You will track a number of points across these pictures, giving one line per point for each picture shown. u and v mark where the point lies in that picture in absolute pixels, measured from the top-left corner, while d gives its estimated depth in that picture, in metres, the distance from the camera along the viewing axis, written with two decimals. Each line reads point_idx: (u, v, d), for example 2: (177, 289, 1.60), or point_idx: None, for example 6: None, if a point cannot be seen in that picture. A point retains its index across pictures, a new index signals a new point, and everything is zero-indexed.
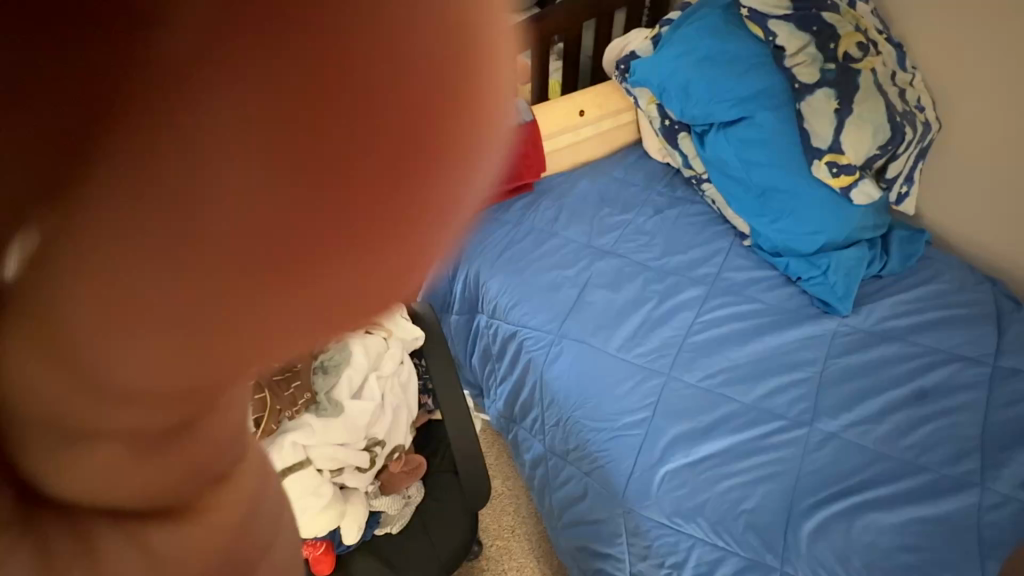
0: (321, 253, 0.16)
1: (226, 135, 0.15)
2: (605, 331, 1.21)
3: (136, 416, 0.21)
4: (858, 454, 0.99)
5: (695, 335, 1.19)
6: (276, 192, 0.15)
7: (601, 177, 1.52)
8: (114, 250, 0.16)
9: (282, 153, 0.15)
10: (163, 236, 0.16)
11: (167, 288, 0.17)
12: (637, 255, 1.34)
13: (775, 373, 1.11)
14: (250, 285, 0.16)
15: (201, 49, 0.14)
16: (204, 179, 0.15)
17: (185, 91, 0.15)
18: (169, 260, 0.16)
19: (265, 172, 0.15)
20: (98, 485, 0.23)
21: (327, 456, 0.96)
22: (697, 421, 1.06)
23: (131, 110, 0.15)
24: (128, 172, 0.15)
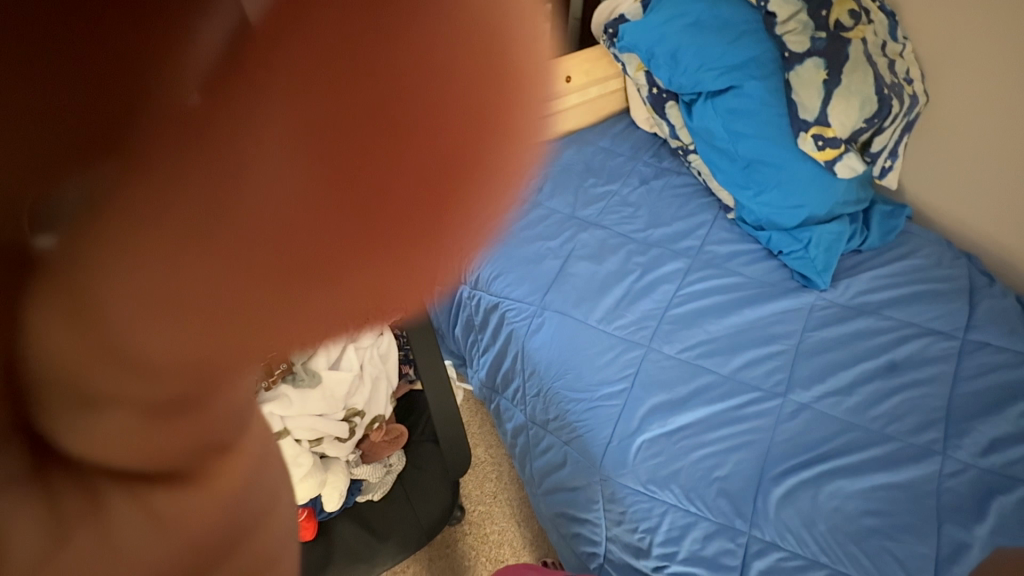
0: (354, 250, 0.19)
1: (284, 139, 0.17)
2: (587, 303, 1.21)
3: (144, 386, 0.22)
4: (828, 425, 1.02)
5: (675, 307, 1.20)
6: (324, 195, 0.18)
7: (586, 146, 1.51)
8: (155, 230, 0.18)
9: (331, 161, 0.18)
10: (213, 221, 0.18)
11: (210, 268, 0.19)
12: (620, 227, 1.34)
13: (753, 345, 1.13)
14: (290, 273, 0.19)
15: (264, 56, 0.16)
16: (256, 178, 0.17)
17: (245, 93, 0.16)
18: (214, 242, 0.18)
19: (314, 177, 0.18)
20: (106, 449, 0.23)
21: (305, 428, 0.95)
22: (675, 391, 1.08)
23: (189, 103, 0.16)
24: (174, 160, 0.17)
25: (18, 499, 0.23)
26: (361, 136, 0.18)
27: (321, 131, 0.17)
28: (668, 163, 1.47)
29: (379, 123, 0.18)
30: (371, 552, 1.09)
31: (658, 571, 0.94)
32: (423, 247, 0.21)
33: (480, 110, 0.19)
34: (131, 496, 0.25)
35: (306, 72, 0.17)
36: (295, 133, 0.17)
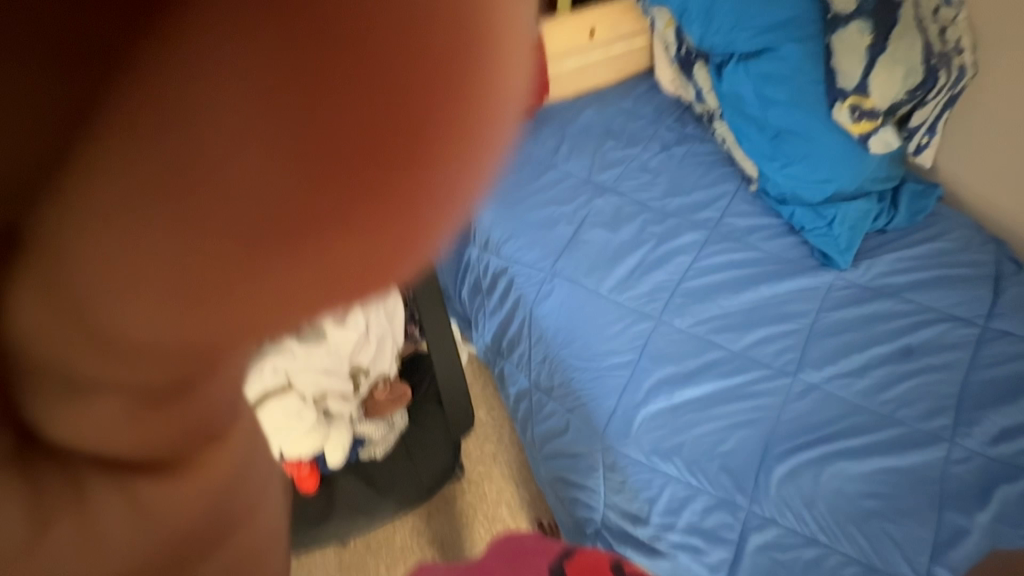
0: (326, 286, 0.15)
1: (239, 146, 0.13)
2: (599, 272, 1.18)
3: (135, 452, 0.20)
4: (837, 406, 1.01)
5: (689, 280, 1.17)
6: (283, 211, 0.14)
7: (608, 107, 1.45)
8: (113, 269, 0.15)
9: (290, 168, 0.13)
10: (168, 252, 0.14)
11: (158, 299, 0.16)
12: (637, 194, 1.30)
13: (766, 323, 1.11)
14: (264, 308, 0.15)
15: (210, 21, 0.12)
16: (200, 196, 0.14)
17: (191, 80, 0.13)
18: (169, 281, 0.15)
19: (272, 184, 0.13)
20: (120, 539, 0.21)
21: (310, 383, 0.95)
22: (684, 365, 1.06)
23: (117, 99, 0.13)
24: (126, 181, 0.14)
25: None
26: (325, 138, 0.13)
27: (286, 138, 0.13)
28: (691, 129, 1.41)
29: (365, 122, 0.13)
30: (374, 503, 1.13)
31: (653, 540, 0.95)
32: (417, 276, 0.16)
33: (478, 94, 0.14)
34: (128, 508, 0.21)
35: (251, 50, 0.12)
36: (249, 138, 0.13)
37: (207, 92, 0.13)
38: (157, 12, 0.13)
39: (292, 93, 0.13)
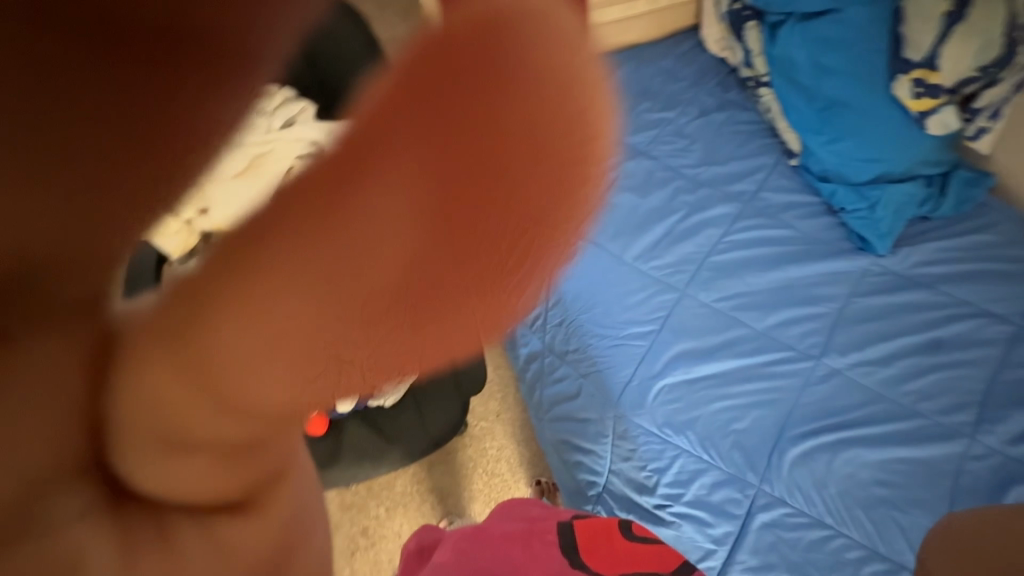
0: (445, 294, 0.26)
1: (395, 218, 0.24)
2: (625, 238, 1.14)
3: (229, 428, 0.27)
4: (857, 393, 0.99)
5: (717, 254, 1.13)
6: (426, 250, 0.25)
7: (646, 65, 1.36)
8: (280, 291, 0.24)
9: (437, 234, 0.25)
10: (344, 287, 0.24)
11: (331, 310, 0.25)
12: (671, 160, 1.24)
13: (793, 304, 1.07)
14: (391, 315, 0.26)
15: (380, 151, 0.23)
16: (376, 248, 0.24)
17: (366, 179, 0.23)
18: (333, 297, 0.25)
19: (415, 237, 0.25)
20: (174, 485, 0.28)
21: None
22: (705, 340, 1.04)
23: (318, 195, 0.23)
24: (310, 248, 0.23)
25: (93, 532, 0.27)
26: (454, 208, 0.24)
27: (420, 211, 0.24)
28: (733, 95, 1.33)
29: (477, 190, 0.24)
30: (380, 451, 1.15)
31: (659, 509, 0.94)
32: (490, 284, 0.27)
33: (551, 182, 0.25)
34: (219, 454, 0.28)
35: (415, 163, 0.23)
36: (404, 212, 0.24)
37: (381, 190, 0.23)
38: (356, 151, 0.23)
39: (443, 190, 0.24)
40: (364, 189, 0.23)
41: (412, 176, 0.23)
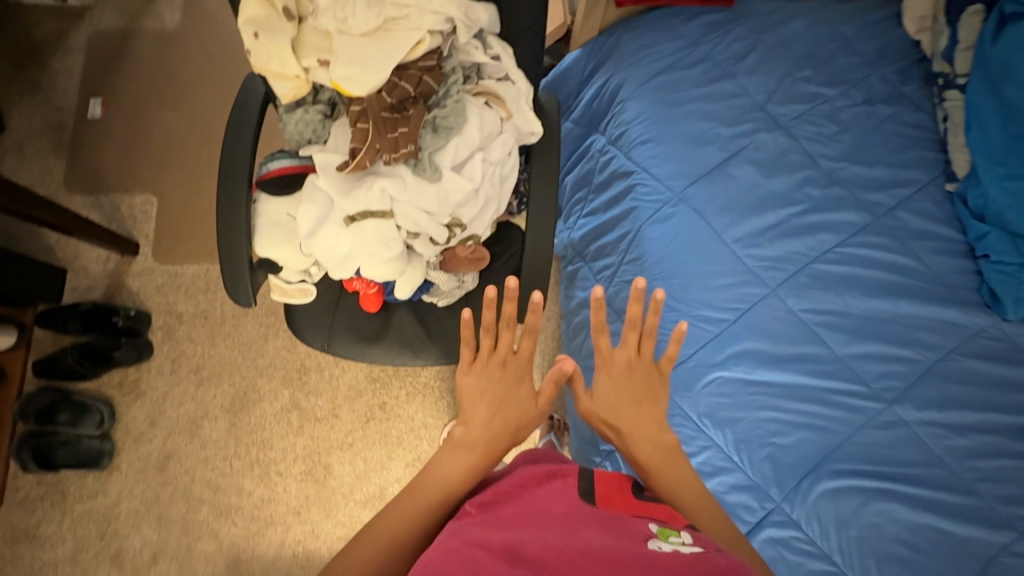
0: (521, 392, 0.70)
1: (516, 373, 0.70)
2: (730, 216, 1.06)
3: (457, 460, 0.64)
4: (918, 451, 0.93)
5: (822, 262, 1.03)
6: (523, 380, 0.70)
7: (823, 26, 1.20)
8: (482, 394, 0.69)
9: (521, 377, 0.70)
10: (500, 385, 0.69)
11: (488, 394, 0.68)
12: (811, 144, 1.11)
13: (884, 341, 0.99)
14: (506, 397, 0.69)
15: (512, 351, 0.71)
16: (510, 377, 0.70)
17: (510, 362, 0.71)
18: (496, 394, 0.68)
19: (518, 378, 0.70)
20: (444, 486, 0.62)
21: (408, 219, 0.89)
22: (779, 348, 0.98)
23: (495, 363, 0.70)
24: (490, 378, 0.69)
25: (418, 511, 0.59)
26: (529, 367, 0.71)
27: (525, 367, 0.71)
28: (911, 90, 1.16)
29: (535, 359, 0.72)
30: (421, 344, 1.18)
31: None
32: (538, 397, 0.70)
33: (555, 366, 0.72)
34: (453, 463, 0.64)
35: (520, 358, 0.71)
36: (518, 374, 0.70)
37: (512, 366, 0.70)
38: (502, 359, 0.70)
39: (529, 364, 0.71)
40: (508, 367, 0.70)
41: (519, 361, 0.71)
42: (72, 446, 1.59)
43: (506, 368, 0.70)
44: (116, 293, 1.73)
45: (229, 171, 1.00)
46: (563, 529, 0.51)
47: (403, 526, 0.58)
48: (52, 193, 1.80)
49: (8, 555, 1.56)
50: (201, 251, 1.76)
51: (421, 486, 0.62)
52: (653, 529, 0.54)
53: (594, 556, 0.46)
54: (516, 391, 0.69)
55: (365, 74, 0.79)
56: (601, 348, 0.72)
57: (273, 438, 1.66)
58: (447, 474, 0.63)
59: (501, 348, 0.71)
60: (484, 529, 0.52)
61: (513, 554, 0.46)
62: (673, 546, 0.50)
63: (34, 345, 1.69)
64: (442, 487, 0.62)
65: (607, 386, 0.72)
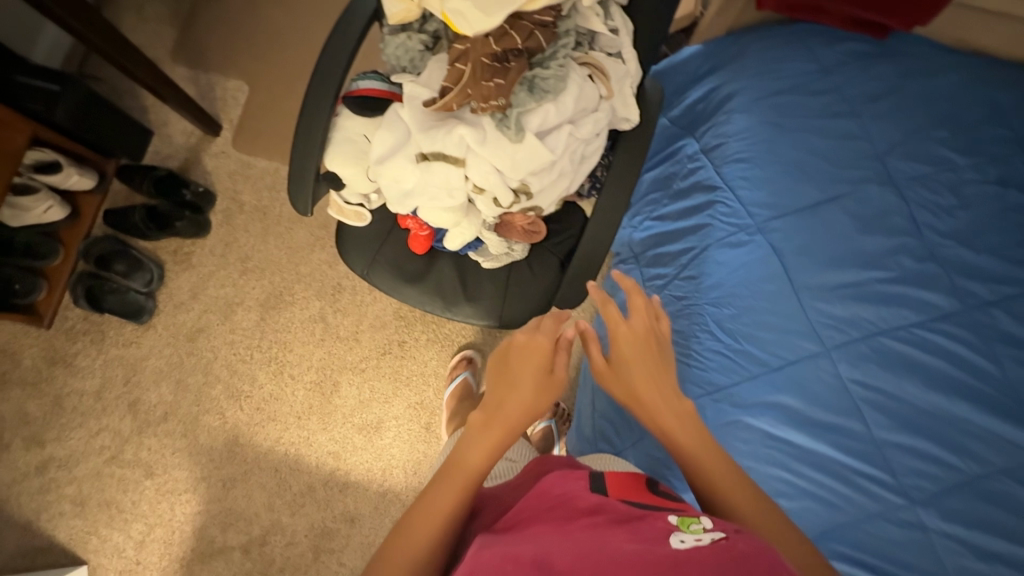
0: (543, 373, 0.68)
1: (536, 354, 0.69)
2: (807, 261, 0.98)
3: (484, 442, 0.64)
4: (929, 560, 0.86)
5: (890, 338, 0.95)
6: (542, 364, 0.69)
7: (977, 87, 1.09)
8: (506, 377, 0.68)
9: (541, 358, 0.69)
10: (523, 369, 0.68)
11: (511, 378, 0.68)
12: (919, 210, 1.02)
13: (930, 438, 0.91)
14: (530, 379, 0.68)
15: (532, 337, 0.70)
16: (531, 360, 0.68)
17: (530, 346, 0.69)
18: (520, 376, 0.68)
19: (539, 360, 0.68)
20: (473, 467, 0.63)
21: (478, 173, 0.84)
22: (815, 411, 0.92)
23: (518, 351, 0.69)
24: (511, 363, 0.69)
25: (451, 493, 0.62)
26: (548, 349, 0.69)
27: (544, 349, 0.69)
28: None
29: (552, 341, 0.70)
30: (454, 299, 1.19)
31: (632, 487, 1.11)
32: (555, 376, 0.69)
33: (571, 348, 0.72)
34: (481, 444, 0.64)
35: (539, 341, 0.70)
36: (538, 356, 0.69)
37: (531, 349, 0.69)
38: (523, 344, 0.69)
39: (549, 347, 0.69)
40: (528, 351, 0.69)
41: (539, 343, 0.69)
42: (120, 295, 1.70)
43: (522, 354, 0.68)
44: (191, 168, 1.82)
45: (314, 97, 1.00)
46: (585, 533, 0.51)
47: (437, 510, 0.60)
48: (157, 59, 1.88)
49: (44, 374, 1.70)
50: (277, 150, 1.83)
51: (457, 472, 0.63)
52: (673, 520, 0.53)
53: (616, 560, 0.46)
54: (537, 371, 0.68)
55: (478, 13, 0.73)
56: (612, 316, 0.73)
57: (295, 343, 1.73)
58: (479, 459, 0.63)
59: (523, 339, 0.69)
60: (513, 544, 0.52)
61: (542, 566, 0.46)
62: (695, 537, 0.49)
63: (109, 195, 1.81)
64: (473, 470, 0.63)
65: (626, 351, 0.71)
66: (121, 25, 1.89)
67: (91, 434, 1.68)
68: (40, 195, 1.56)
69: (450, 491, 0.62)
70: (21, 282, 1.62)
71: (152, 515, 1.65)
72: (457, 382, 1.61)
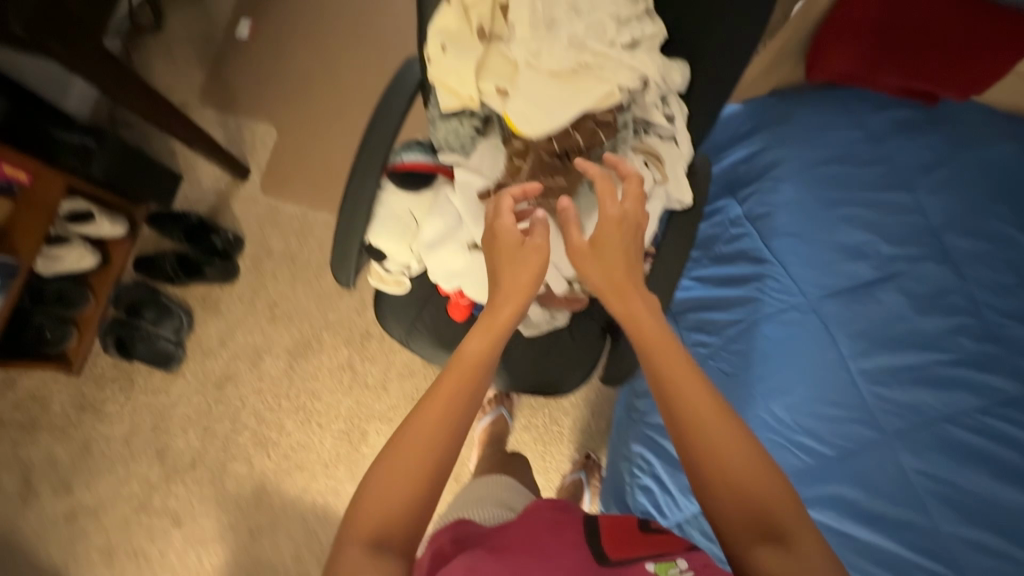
0: (518, 254, 0.72)
1: (508, 237, 0.73)
2: (864, 344, 0.96)
3: (483, 328, 0.68)
4: None
5: (952, 424, 0.93)
6: (514, 245, 0.73)
7: None
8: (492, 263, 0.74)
9: (513, 240, 0.73)
10: (501, 254, 0.73)
11: (495, 265, 0.73)
12: (979, 289, 1.00)
13: (999, 531, 0.88)
14: (508, 261, 0.72)
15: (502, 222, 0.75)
16: (506, 243, 0.73)
17: (501, 232, 0.74)
18: (499, 260, 0.73)
19: (511, 241, 0.73)
20: (478, 349, 0.67)
21: (534, 264, 0.85)
22: (879, 504, 0.89)
23: (496, 237, 0.75)
24: (492, 248, 0.74)
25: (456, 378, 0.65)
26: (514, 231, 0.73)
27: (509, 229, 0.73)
28: None
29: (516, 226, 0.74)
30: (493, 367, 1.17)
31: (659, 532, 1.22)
32: (530, 255, 0.71)
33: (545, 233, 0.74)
34: (483, 330, 0.68)
35: (504, 223, 0.74)
36: (510, 238, 0.73)
37: (503, 233, 0.74)
38: (496, 228, 0.75)
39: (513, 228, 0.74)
40: (500, 237, 0.74)
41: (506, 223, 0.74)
42: (149, 343, 1.69)
43: (500, 244, 0.74)
44: (220, 213, 1.82)
45: (359, 174, 0.99)
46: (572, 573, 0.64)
47: (444, 405, 0.63)
48: (184, 102, 1.87)
49: (73, 420, 1.70)
50: (306, 193, 1.83)
51: (460, 361, 0.66)
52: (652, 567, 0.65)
53: None
54: (516, 252, 0.72)
55: (541, 117, 0.72)
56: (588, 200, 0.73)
57: (323, 390, 1.72)
58: (478, 346, 0.67)
59: (501, 228, 0.73)
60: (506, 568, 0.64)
61: None
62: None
63: (138, 241, 1.81)
64: (477, 360, 0.66)
65: (601, 234, 0.72)
66: (150, 68, 1.89)
67: (119, 481, 1.67)
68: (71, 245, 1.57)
69: (457, 369, 0.66)
70: (51, 332, 1.63)
71: (179, 564, 1.64)
72: (491, 416, 1.63)
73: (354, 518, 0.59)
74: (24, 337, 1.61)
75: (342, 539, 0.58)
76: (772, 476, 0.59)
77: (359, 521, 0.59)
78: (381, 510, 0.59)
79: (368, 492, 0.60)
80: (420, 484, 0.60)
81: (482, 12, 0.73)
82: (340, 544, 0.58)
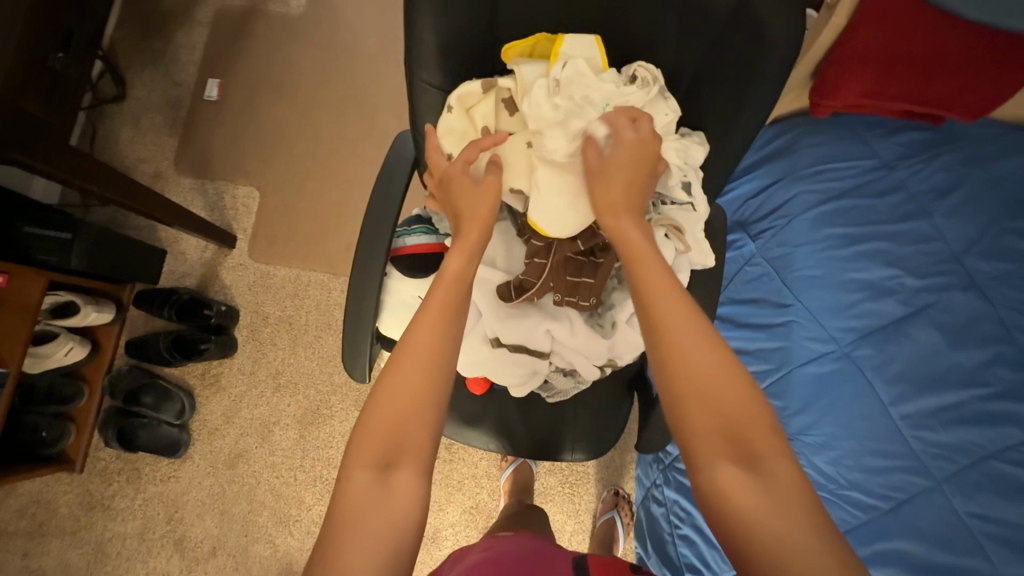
0: (474, 187, 0.69)
1: (460, 171, 0.70)
2: (904, 388, 0.94)
3: (458, 247, 0.68)
4: None
5: (1001, 461, 0.89)
6: (466, 176, 0.70)
7: None
8: (447, 192, 0.72)
9: (466, 172, 0.70)
10: (456, 184, 0.70)
11: (450, 195, 0.71)
12: (1009, 312, 0.96)
13: None
14: (463, 192, 0.70)
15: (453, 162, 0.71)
16: (459, 176, 0.70)
17: (453, 168, 0.71)
18: (452, 191, 0.71)
19: (464, 173, 0.70)
20: (460, 266, 0.67)
21: (565, 360, 0.84)
22: (935, 554, 0.87)
23: (445, 168, 0.71)
24: (445, 182, 0.72)
25: (448, 293, 0.66)
26: (465, 163, 0.70)
27: (461, 163, 0.70)
28: None
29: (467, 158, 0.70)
30: (518, 438, 1.13)
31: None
32: (486, 189, 0.69)
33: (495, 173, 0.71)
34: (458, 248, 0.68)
35: (456, 162, 0.71)
36: (464, 167, 0.70)
37: (457, 167, 0.70)
38: (445, 164, 0.72)
39: (463, 160, 0.70)
40: (453, 171, 0.70)
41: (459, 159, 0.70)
42: (151, 430, 1.63)
43: (452, 181, 0.70)
44: (209, 284, 1.75)
45: (358, 262, 0.94)
46: None
47: (437, 321, 0.64)
48: (159, 172, 1.80)
49: (82, 521, 1.63)
50: (294, 254, 1.75)
51: (442, 281, 0.67)
52: None
53: None
54: (469, 185, 0.70)
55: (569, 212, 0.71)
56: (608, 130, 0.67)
57: (339, 457, 1.67)
58: (458, 263, 0.67)
59: (449, 169, 0.70)
60: None
61: None
62: None
63: (129, 323, 1.74)
64: (457, 275, 0.67)
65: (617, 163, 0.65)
66: (119, 140, 1.81)
67: None
68: (60, 339, 1.49)
69: (444, 280, 0.67)
70: (47, 430, 1.54)
71: None
72: (514, 466, 1.56)
73: (357, 444, 0.60)
74: (20, 439, 1.52)
75: (348, 461, 0.60)
76: (752, 405, 0.57)
77: (362, 443, 0.60)
78: (384, 428, 0.60)
79: (370, 413, 0.61)
80: (420, 395, 0.61)
81: (486, 112, 0.73)
82: (347, 465, 0.59)
